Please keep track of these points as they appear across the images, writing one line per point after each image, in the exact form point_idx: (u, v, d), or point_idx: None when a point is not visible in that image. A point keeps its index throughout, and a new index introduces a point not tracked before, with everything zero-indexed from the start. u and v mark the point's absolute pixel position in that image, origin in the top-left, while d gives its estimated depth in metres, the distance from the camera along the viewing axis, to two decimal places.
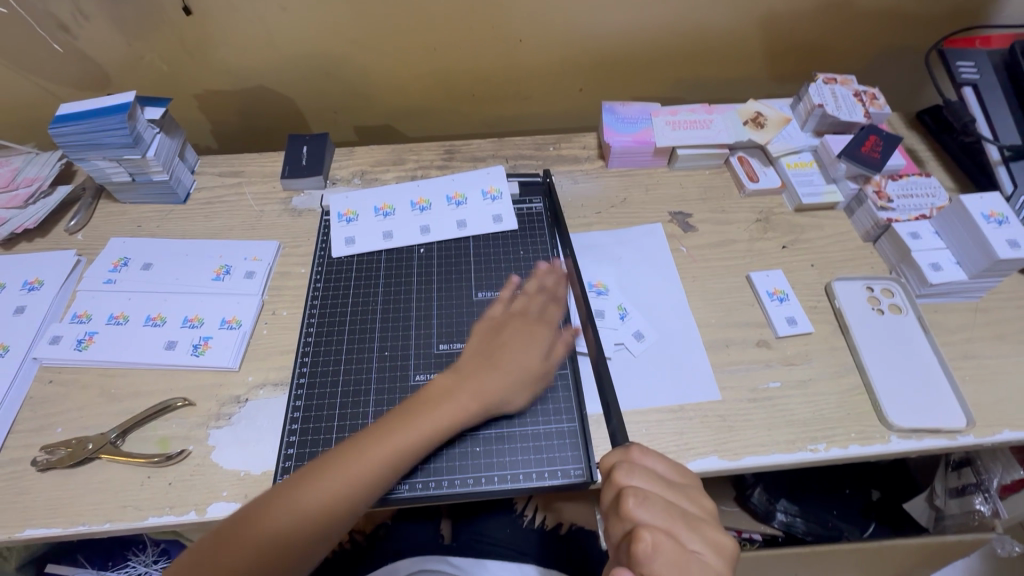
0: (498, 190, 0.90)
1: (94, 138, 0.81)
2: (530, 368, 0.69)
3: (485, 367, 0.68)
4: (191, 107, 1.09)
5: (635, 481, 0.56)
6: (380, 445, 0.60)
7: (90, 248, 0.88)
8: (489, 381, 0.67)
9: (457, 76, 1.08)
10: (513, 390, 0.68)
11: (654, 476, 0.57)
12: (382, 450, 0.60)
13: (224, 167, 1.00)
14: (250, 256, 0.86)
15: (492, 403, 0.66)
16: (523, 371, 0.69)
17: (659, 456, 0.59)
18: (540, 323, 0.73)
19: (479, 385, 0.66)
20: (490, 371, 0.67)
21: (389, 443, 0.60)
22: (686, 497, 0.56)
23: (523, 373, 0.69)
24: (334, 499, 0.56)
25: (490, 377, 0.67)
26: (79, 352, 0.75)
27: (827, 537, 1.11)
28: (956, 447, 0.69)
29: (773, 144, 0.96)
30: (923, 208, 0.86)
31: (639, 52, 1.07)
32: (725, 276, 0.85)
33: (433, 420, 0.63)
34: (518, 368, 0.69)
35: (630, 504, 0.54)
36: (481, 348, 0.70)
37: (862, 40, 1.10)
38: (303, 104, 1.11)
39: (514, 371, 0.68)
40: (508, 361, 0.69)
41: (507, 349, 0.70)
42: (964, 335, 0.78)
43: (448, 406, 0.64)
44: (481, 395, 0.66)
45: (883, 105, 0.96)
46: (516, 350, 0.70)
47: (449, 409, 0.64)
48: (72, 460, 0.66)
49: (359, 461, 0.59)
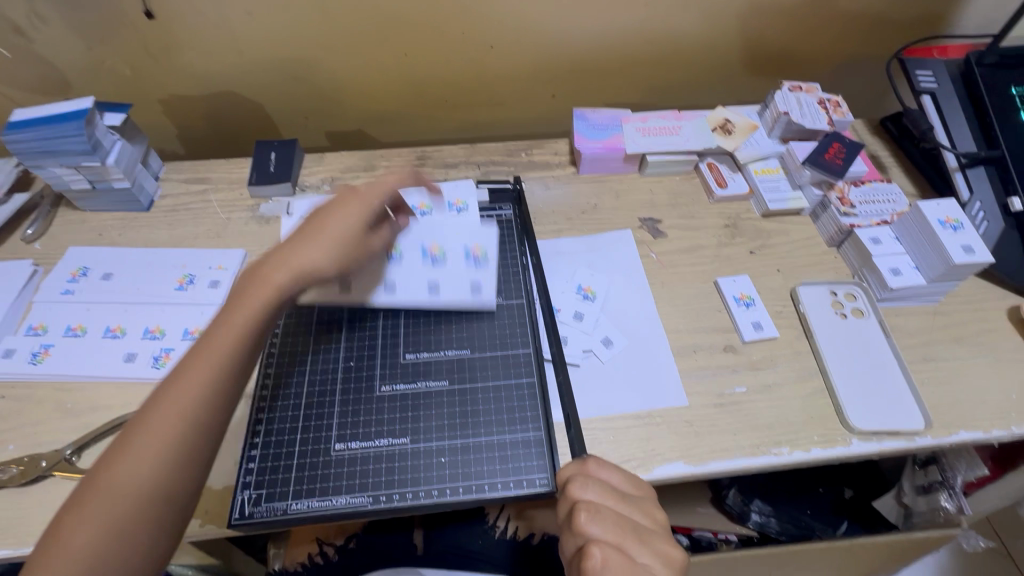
0: (484, 252, 0.82)
1: (51, 145, 0.78)
2: (351, 236, 0.69)
3: (302, 242, 0.66)
4: (156, 112, 1.07)
5: (590, 495, 0.56)
6: (201, 355, 0.57)
7: (48, 258, 0.86)
8: (305, 252, 0.65)
9: (428, 81, 1.07)
10: (331, 253, 0.66)
11: (609, 489, 0.57)
12: (203, 361, 0.56)
13: (190, 174, 0.98)
14: (216, 265, 0.85)
15: (309, 269, 0.65)
16: (339, 241, 0.67)
17: (614, 468, 0.59)
18: (356, 194, 0.71)
19: (294, 261, 0.64)
20: (305, 250, 0.65)
21: (207, 356, 0.57)
22: (639, 508, 0.57)
23: (343, 241, 0.68)
24: (174, 417, 0.53)
25: (303, 251, 0.65)
26: (34, 366, 0.73)
27: (800, 536, 1.13)
28: (916, 448, 0.71)
29: (741, 150, 0.97)
30: (885, 213, 0.87)
31: (610, 59, 1.08)
32: (694, 281, 0.85)
33: (242, 319, 0.60)
34: (337, 241, 0.67)
35: (583, 520, 0.54)
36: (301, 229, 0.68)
37: (827, 48, 1.12)
38: (273, 109, 1.09)
39: (326, 241, 0.67)
40: (320, 237, 0.67)
41: (320, 224, 0.68)
42: (924, 338, 0.80)
43: (258, 293, 0.61)
44: (297, 270, 0.64)
45: (846, 113, 0.98)
46: (330, 228, 0.68)
47: (259, 296, 0.61)
48: (23, 479, 0.64)
49: (185, 380, 0.55)
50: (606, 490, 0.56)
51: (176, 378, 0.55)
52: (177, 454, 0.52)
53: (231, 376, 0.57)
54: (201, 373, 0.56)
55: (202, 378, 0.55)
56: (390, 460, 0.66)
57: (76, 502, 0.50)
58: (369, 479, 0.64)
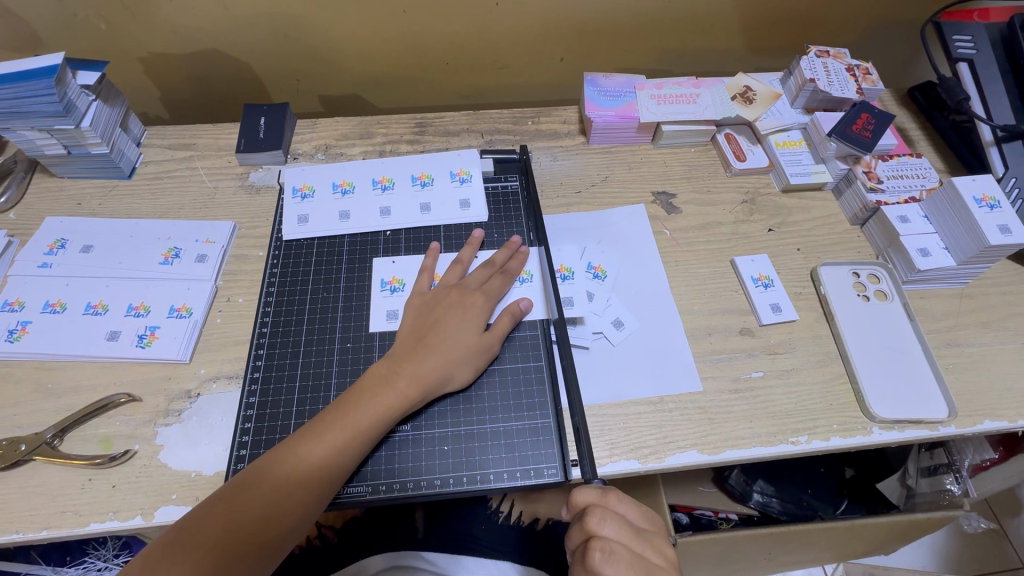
0: (527, 270, 0.75)
1: (19, 106, 0.72)
2: (470, 343, 0.65)
3: (426, 344, 0.64)
4: (137, 71, 1.00)
5: (605, 531, 0.54)
6: (327, 431, 0.57)
7: (24, 228, 0.80)
8: (426, 364, 0.62)
9: (428, 42, 1.00)
10: (455, 366, 0.64)
11: (625, 525, 0.55)
12: (329, 437, 0.57)
13: (174, 139, 0.92)
14: (203, 237, 0.79)
15: (432, 384, 0.62)
16: (463, 346, 0.65)
17: (632, 502, 0.57)
18: (478, 292, 0.69)
19: (417, 369, 0.62)
20: (424, 355, 0.63)
21: (338, 432, 0.57)
22: (650, 547, 0.55)
23: (466, 346, 0.65)
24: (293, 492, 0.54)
25: (426, 360, 0.62)
26: (12, 344, 0.69)
27: (800, 516, 1.11)
28: (937, 437, 0.68)
29: (762, 121, 0.91)
30: (913, 190, 0.83)
31: (624, 21, 1.00)
32: (709, 260, 0.81)
33: (375, 407, 0.59)
34: (458, 347, 0.64)
35: (597, 560, 0.52)
36: (419, 327, 0.66)
37: (856, 10, 1.05)
38: (262, 70, 1.02)
39: (452, 349, 0.64)
40: (442, 340, 0.64)
41: (440, 321, 0.66)
42: (949, 323, 0.76)
43: (386, 391, 0.60)
44: (420, 379, 0.62)
45: (876, 81, 0.91)
46: (451, 329, 0.65)
47: (388, 395, 0.60)
48: (2, 463, 0.61)
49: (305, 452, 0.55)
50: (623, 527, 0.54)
51: (301, 446, 0.56)
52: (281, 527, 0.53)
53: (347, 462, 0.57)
54: (326, 450, 0.56)
55: (323, 455, 0.56)
56: (390, 447, 0.62)
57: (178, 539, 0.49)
58: (367, 467, 0.61)
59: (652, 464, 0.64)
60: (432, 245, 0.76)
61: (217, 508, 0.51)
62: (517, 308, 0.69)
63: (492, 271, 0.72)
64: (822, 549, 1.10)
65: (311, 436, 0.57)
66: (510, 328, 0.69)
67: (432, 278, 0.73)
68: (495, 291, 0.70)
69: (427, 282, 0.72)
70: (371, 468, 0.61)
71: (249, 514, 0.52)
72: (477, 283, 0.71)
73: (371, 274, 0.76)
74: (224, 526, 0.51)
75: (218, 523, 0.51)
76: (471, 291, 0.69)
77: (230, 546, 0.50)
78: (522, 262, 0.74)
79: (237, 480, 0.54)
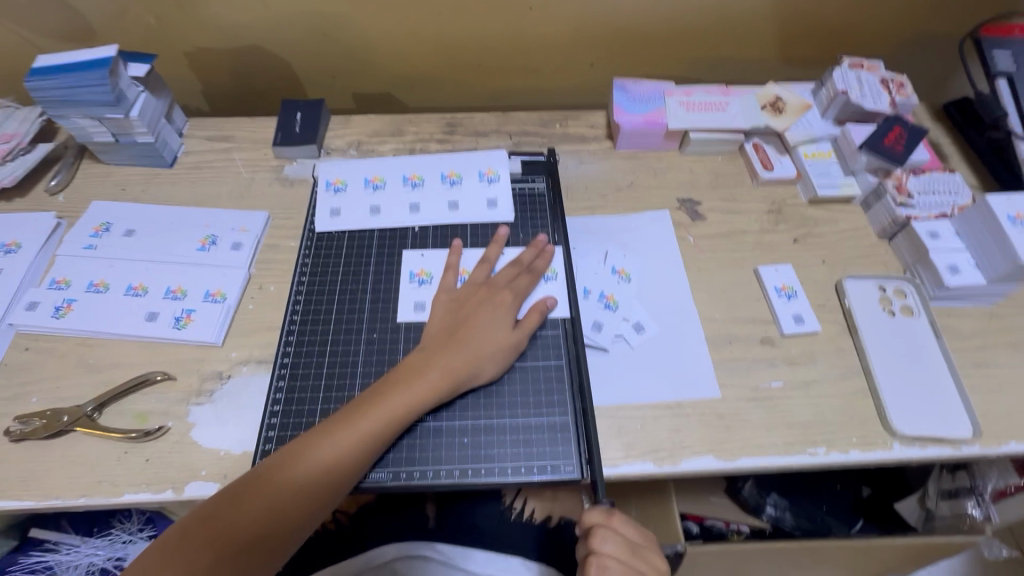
0: (553, 270, 0.76)
1: (74, 94, 0.76)
2: (499, 340, 0.67)
3: (456, 340, 0.65)
4: (182, 65, 1.04)
5: (605, 548, 0.59)
6: (360, 419, 0.59)
7: (72, 211, 0.84)
8: (456, 358, 0.64)
9: (462, 43, 1.02)
10: (484, 361, 0.65)
11: (624, 543, 0.60)
12: (361, 425, 0.58)
13: (214, 131, 0.95)
14: (238, 226, 0.82)
15: (461, 378, 0.64)
16: (492, 342, 0.66)
17: (630, 521, 0.62)
18: (507, 290, 0.71)
19: (448, 363, 0.63)
20: (455, 350, 0.65)
21: (369, 420, 0.59)
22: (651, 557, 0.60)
23: (495, 342, 0.66)
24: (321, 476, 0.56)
25: (457, 355, 0.64)
26: (58, 320, 0.72)
27: (814, 533, 1.08)
28: (960, 457, 0.67)
29: (791, 131, 0.91)
30: (944, 207, 0.82)
31: (656, 28, 1.01)
32: (732, 268, 0.81)
33: (405, 397, 0.61)
34: (487, 344, 0.66)
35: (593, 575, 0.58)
36: (448, 323, 0.68)
37: (891, 23, 1.04)
38: (300, 67, 1.05)
39: (481, 345, 0.66)
40: (472, 335, 0.66)
41: (470, 318, 0.67)
42: (977, 342, 0.75)
43: (417, 384, 0.62)
44: (450, 374, 0.63)
45: (910, 94, 0.90)
46: (481, 326, 0.67)
47: (419, 387, 0.62)
48: (46, 432, 0.64)
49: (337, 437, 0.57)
50: (622, 546, 0.59)
51: (334, 433, 0.58)
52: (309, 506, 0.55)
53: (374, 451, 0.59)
54: (358, 437, 0.58)
55: (355, 442, 0.58)
56: (412, 436, 0.64)
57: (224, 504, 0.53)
58: (390, 454, 0.63)
59: (667, 467, 0.65)
60: (455, 242, 0.77)
61: (252, 486, 0.54)
62: (543, 304, 0.71)
63: (520, 270, 0.73)
64: (836, 567, 1.08)
65: (343, 422, 0.59)
66: (537, 324, 0.70)
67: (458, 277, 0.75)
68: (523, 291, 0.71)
69: (454, 280, 0.74)
70: (393, 455, 0.63)
71: (282, 490, 0.54)
72: (506, 280, 0.72)
73: (400, 266, 0.78)
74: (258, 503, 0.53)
75: (254, 499, 0.53)
76: (498, 288, 0.71)
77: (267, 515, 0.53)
78: (548, 261, 0.75)
79: (272, 459, 0.56)
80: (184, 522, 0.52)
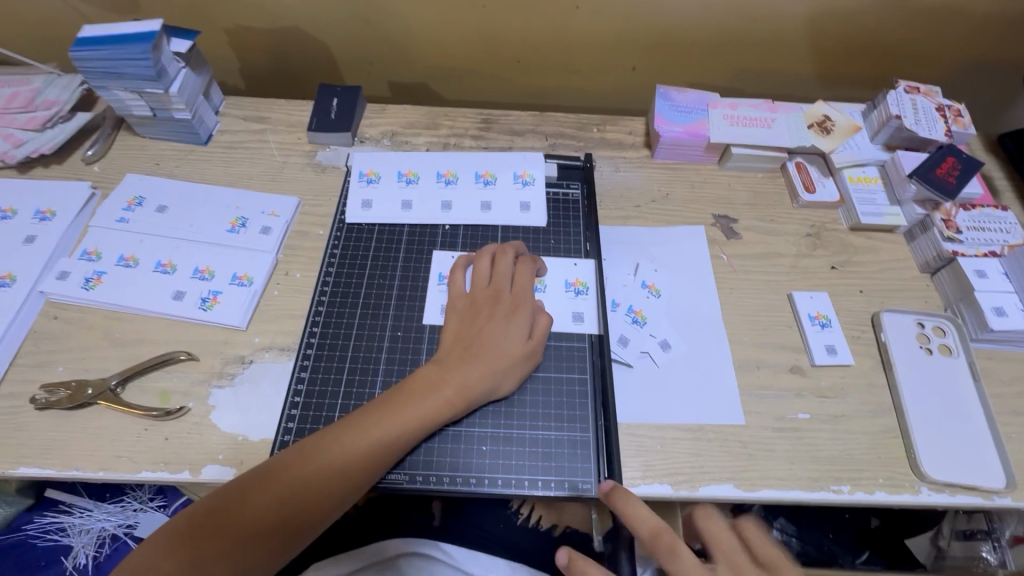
0: (585, 284, 0.75)
1: (116, 66, 0.76)
2: (514, 356, 0.65)
3: (472, 353, 0.64)
4: (222, 42, 1.04)
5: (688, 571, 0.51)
6: (374, 427, 0.58)
7: (106, 182, 0.85)
8: (471, 373, 0.63)
9: (503, 35, 0.99)
10: (499, 378, 0.64)
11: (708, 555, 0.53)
12: (374, 433, 0.58)
13: (250, 111, 0.95)
14: (269, 210, 0.82)
15: (476, 393, 0.63)
16: (508, 360, 0.65)
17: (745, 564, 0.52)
18: (524, 305, 0.68)
19: (463, 377, 0.62)
20: (470, 363, 0.63)
21: (383, 429, 0.58)
22: None
23: (511, 360, 0.65)
24: (331, 482, 0.55)
25: (471, 369, 0.63)
26: (87, 291, 0.73)
27: (821, 562, 1.01)
28: (989, 507, 0.65)
29: (838, 153, 0.87)
30: (995, 244, 0.78)
31: (704, 37, 0.98)
32: (765, 291, 0.79)
33: (419, 410, 0.60)
34: (502, 359, 0.64)
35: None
36: (463, 333, 0.66)
37: (953, 46, 1.00)
38: (339, 52, 1.04)
39: (497, 361, 0.64)
40: (488, 350, 0.64)
41: (485, 330, 0.66)
42: (1016, 388, 0.72)
43: (431, 397, 0.61)
44: (465, 389, 0.62)
45: (967, 124, 0.87)
46: (497, 340, 0.65)
47: (433, 401, 0.61)
48: (71, 403, 0.65)
49: (350, 443, 0.57)
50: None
51: (347, 438, 0.57)
52: (317, 510, 0.55)
53: (384, 460, 0.58)
54: (371, 445, 0.57)
55: (366, 450, 0.57)
56: (430, 440, 0.64)
57: (237, 495, 0.53)
58: (407, 457, 0.62)
59: (685, 492, 0.63)
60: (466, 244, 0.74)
61: (260, 484, 0.54)
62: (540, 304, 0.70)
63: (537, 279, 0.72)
64: None
65: (358, 429, 0.58)
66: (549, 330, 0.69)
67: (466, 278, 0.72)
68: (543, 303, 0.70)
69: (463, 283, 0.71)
70: (410, 457, 0.62)
71: (293, 491, 0.54)
72: (524, 290, 0.69)
73: (428, 265, 0.77)
74: (267, 502, 0.53)
75: (262, 498, 0.53)
76: (514, 299, 0.69)
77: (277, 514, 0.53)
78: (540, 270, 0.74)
79: (283, 459, 0.55)
80: (195, 511, 0.52)
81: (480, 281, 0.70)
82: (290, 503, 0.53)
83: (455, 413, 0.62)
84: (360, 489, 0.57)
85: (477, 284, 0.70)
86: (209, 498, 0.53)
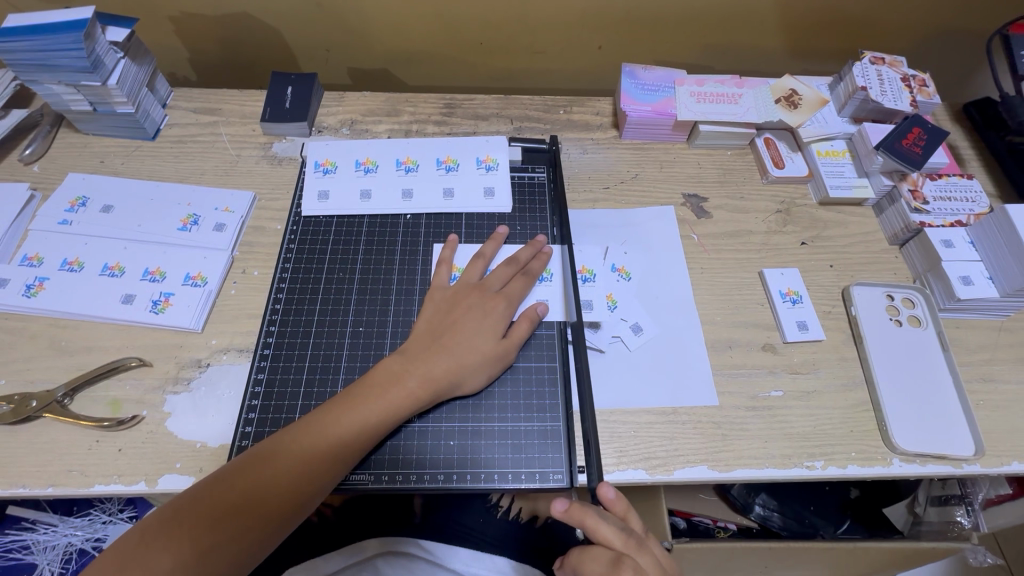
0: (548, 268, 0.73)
1: (46, 58, 0.71)
2: (485, 347, 0.64)
3: (441, 345, 0.63)
4: (168, 31, 0.99)
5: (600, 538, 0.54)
6: (341, 420, 0.57)
7: (47, 183, 0.80)
8: (439, 364, 0.61)
9: (463, 17, 0.96)
10: (469, 370, 0.62)
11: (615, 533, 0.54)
12: (342, 426, 0.57)
13: (200, 103, 0.90)
14: (222, 205, 0.78)
15: (445, 385, 0.61)
16: (481, 351, 0.63)
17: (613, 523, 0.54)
18: (498, 295, 0.67)
19: (432, 369, 0.61)
20: (439, 354, 0.62)
21: (353, 421, 0.57)
22: None
23: (484, 351, 0.63)
24: (300, 476, 0.54)
25: (441, 361, 0.61)
26: (28, 299, 0.69)
27: (801, 534, 1.03)
28: (960, 475, 0.65)
29: (805, 127, 0.86)
30: (961, 213, 0.78)
31: (669, 12, 0.96)
32: (736, 270, 0.78)
33: (387, 403, 0.58)
34: (472, 351, 0.63)
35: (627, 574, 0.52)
36: (435, 324, 0.65)
37: (918, 16, 0.99)
38: (293, 37, 1.00)
39: (467, 352, 0.63)
40: (458, 342, 0.63)
41: (459, 322, 0.64)
42: (984, 356, 0.73)
43: (399, 389, 0.59)
44: (434, 380, 0.61)
45: (932, 94, 0.86)
46: (468, 331, 0.64)
47: (401, 393, 0.59)
48: (14, 417, 0.61)
49: (317, 437, 0.56)
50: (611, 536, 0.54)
51: (308, 435, 0.56)
52: (287, 506, 0.53)
53: (353, 454, 0.57)
54: (340, 438, 0.56)
55: (335, 443, 0.56)
56: (396, 438, 0.62)
57: (205, 492, 0.51)
58: (372, 455, 0.61)
59: (660, 475, 0.62)
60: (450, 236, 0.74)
61: (218, 485, 0.52)
62: (533, 312, 0.67)
63: (515, 271, 0.70)
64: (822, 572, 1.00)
65: (325, 423, 0.56)
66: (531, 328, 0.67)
67: (450, 272, 0.71)
68: (516, 290, 0.68)
69: (448, 276, 0.71)
70: (377, 456, 0.61)
71: (261, 486, 0.52)
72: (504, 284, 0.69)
73: (390, 258, 0.75)
74: (220, 503, 0.51)
75: (226, 495, 0.51)
76: (496, 297, 0.68)
77: (246, 509, 0.51)
78: (544, 262, 0.72)
79: (252, 455, 0.54)
80: (160, 512, 0.50)
81: (464, 277, 0.69)
82: (259, 499, 0.52)
83: (427, 405, 0.61)
84: (330, 484, 0.56)
85: (462, 279, 0.69)
86: (175, 499, 0.51)
